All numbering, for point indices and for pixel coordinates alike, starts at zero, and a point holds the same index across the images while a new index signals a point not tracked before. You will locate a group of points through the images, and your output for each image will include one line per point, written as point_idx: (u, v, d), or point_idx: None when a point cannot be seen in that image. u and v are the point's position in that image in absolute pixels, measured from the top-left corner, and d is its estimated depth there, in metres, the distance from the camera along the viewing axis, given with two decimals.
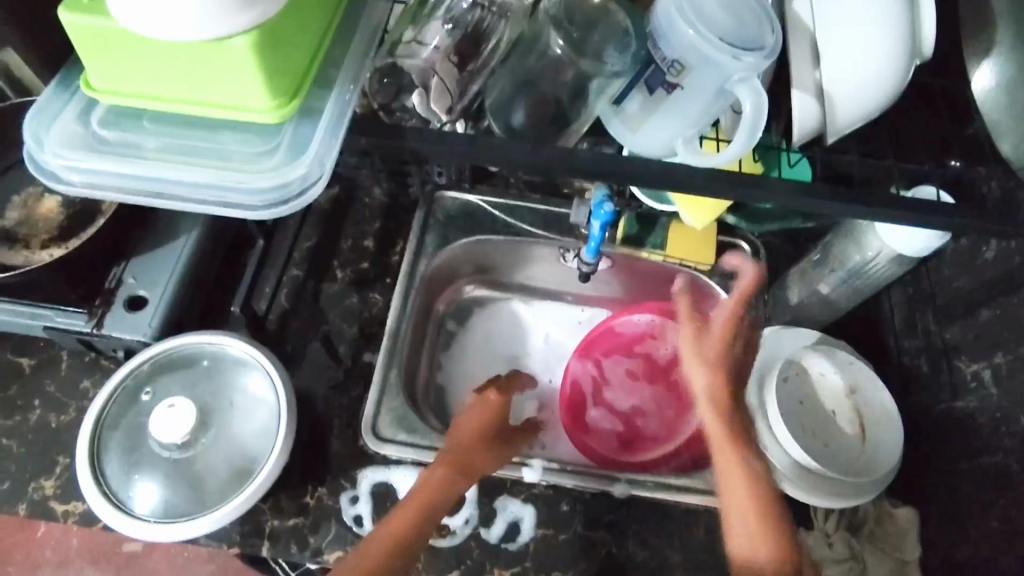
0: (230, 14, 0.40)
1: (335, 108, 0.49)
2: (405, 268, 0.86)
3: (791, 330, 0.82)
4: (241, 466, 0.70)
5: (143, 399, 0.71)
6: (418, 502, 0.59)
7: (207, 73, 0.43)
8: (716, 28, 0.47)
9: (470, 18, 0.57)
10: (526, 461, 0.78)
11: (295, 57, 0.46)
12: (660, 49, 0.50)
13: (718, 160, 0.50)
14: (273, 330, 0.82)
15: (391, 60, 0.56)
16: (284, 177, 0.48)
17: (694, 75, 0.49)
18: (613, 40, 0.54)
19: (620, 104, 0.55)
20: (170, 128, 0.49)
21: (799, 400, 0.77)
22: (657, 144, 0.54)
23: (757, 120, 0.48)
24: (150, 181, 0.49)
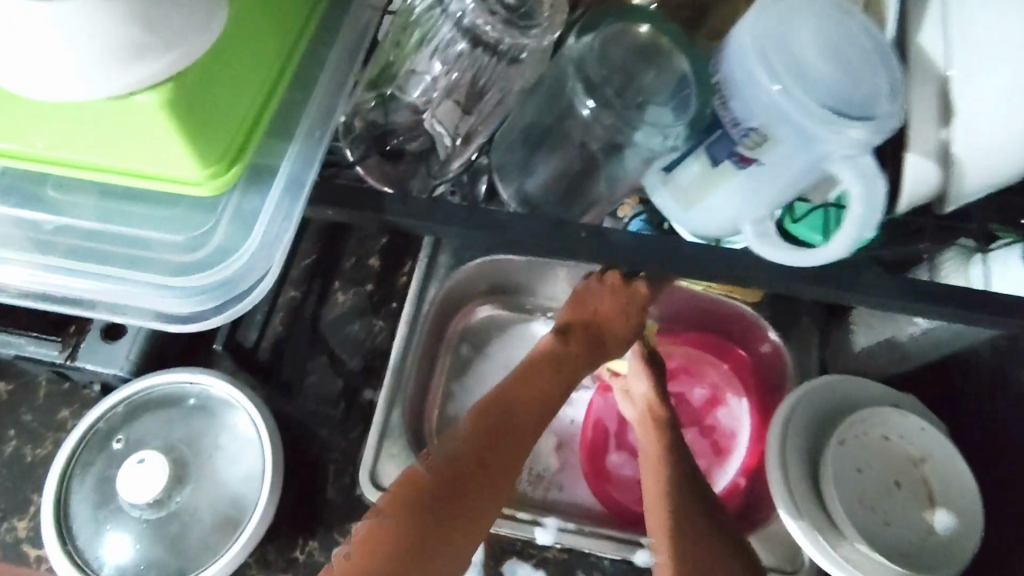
0: (130, 62, 0.31)
1: (293, 171, 0.41)
2: (414, 290, 0.76)
3: (848, 383, 0.71)
4: (218, 522, 0.63)
5: (115, 446, 0.65)
6: (420, 501, 0.48)
7: (117, 135, 0.35)
8: (813, 83, 0.36)
9: (469, 64, 0.45)
10: (540, 519, 0.70)
11: (231, 112, 0.36)
12: (731, 111, 0.39)
13: (815, 259, 0.40)
14: (265, 361, 0.74)
15: (378, 92, 0.47)
16: (221, 274, 0.40)
17: (780, 150, 0.39)
18: (670, 86, 0.44)
19: (670, 173, 0.45)
20: (80, 203, 0.41)
21: (857, 468, 0.67)
22: (718, 219, 0.44)
23: (865, 207, 0.38)
24: (57, 278, 0.41)
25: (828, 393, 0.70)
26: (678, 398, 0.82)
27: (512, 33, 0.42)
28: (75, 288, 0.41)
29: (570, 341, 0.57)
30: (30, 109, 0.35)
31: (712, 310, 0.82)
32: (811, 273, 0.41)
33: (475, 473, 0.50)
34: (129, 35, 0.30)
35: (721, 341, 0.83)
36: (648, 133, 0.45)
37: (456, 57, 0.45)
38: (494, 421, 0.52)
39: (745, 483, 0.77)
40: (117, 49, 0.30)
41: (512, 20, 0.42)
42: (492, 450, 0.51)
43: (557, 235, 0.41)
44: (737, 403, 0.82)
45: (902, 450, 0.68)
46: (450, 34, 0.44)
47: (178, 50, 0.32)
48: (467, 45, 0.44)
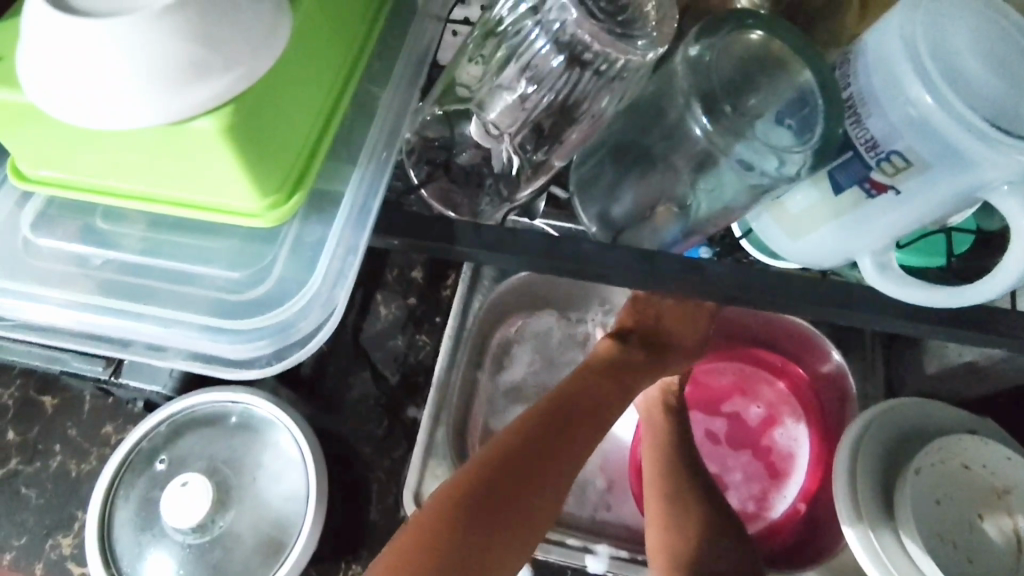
0: (188, 83, 0.28)
1: (359, 197, 0.39)
2: (458, 305, 0.74)
3: (921, 406, 0.66)
4: (262, 545, 0.61)
5: (158, 467, 0.63)
6: (462, 504, 0.45)
7: (173, 165, 0.32)
8: (968, 91, 0.32)
9: (563, 82, 0.39)
10: (591, 547, 0.67)
11: (290, 138, 0.34)
12: (865, 128, 0.36)
13: (916, 296, 0.37)
14: (309, 376, 0.72)
15: (441, 109, 0.43)
16: (277, 314, 0.38)
17: (921, 176, 0.35)
18: (781, 103, 0.38)
19: (781, 199, 0.41)
20: (132, 236, 0.40)
21: (935, 499, 0.61)
22: (827, 252, 0.41)
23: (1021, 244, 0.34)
24: (95, 315, 0.38)
25: (900, 414, 0.65)
26: (731, 417, 0.78)
27: (603, 40, 0.36)
28: (114, 328, 0.38)
29: (631, 349, 0.58)
30: (76, 138, 0.33)
31: (766, 327, 0.79)
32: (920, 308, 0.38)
33: (529, 475, 0.48)
34: (186, 56, 0.28)
35: (778, 357, 0.79)
36: (755, 151, 0.37)
37: (551, 74, 0.39)
38: (559, 418, 0.51)
39: (805, 509, 0.73)
40: (175, 71, 0.28)
41: (610, 27, 0.36)
42: (549, 453, 0.49)
43: (630, 259, 0.37)
44: (794, 423, 0.77)
45: (984, 481, 0.62)
46: (541, 45, 0.39)
47: (240, 69, 0.29)
48: (564, 59, 0.38)
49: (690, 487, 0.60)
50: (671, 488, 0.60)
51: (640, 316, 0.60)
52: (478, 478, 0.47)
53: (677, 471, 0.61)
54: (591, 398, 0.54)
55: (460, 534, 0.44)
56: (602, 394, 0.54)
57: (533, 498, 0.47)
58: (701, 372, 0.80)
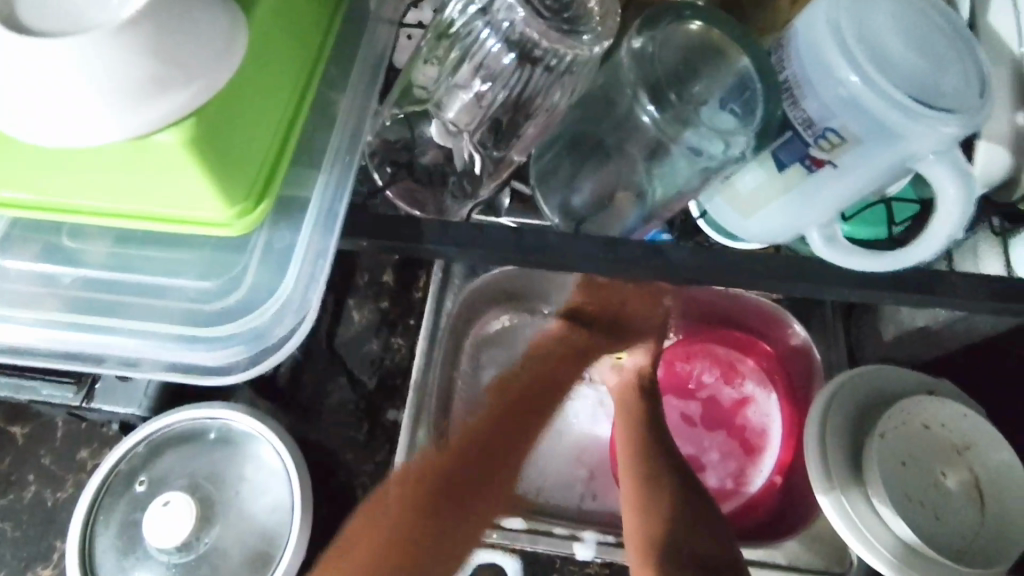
0: (150, 97, 0.29)
1: (324, 202, 0.39)
2: (431, 306, 0.74)
3: (885, 371, 0.69)
4: (252, 558, 0.61)
5: (138, 488, 0.63)
6: (432, 488, 0.53)
7: (138, 179, 0.32)
8: (892, 69, 0.34)
9: (514, 78, 0.41)
10: (578, 535, 0.68)
11: (253, 145, 0.34)
12: (801, 108, 0.38)
13: (869, 263, 0.39)
14: (286, 387, 0.72)
15: (401, 111, 0.45)
16: (248, 321, 0.38)
17: (859, 151, 0.37)
18: (723, 89, 0.40)
19: (732, 178, 0.43)
20: (102, 254, 0.39)
21: (901, 461, 0.64)
22: (778, 228, 0.43)
23: (954, 206, 0.36)
24: (68, 334, 0.38)
25: (863, 380, 0.68)
26: (707, 399, 0.80)
27: (558, 40, 0.37)
28: (89, 344, 0.39)
29: (574, 327, 0.68)
30: (39, 158, 0.33)
31: (731, 308, 0.81)
32: (874, 281, 0.40)
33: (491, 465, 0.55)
34: (145, 70, 0.28)
35: (746, 338, 0.81)
36: (702, 137, 0.39)
37: (501, 72, 0.40)
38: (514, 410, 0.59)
39: (781, 481, 0.75)
40: (136, 87, 0.28)
41: (557, 24, 0.37)
42: (513, 441, 0.57)
43: (595, 248, 0.39)
44: (765, 401, 0.79)
45: (946, 438, 0.65)
46: (494, 45, 0.40)
47: (200, 81, 0.30)
48: (515, 57, 0.40)
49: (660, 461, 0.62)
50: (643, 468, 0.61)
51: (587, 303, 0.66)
52: (444, 469, 0.55)
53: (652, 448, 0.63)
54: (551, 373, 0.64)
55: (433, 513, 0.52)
56: (560, 366, 0.65)
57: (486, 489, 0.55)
58: (674, 358, 0.81)
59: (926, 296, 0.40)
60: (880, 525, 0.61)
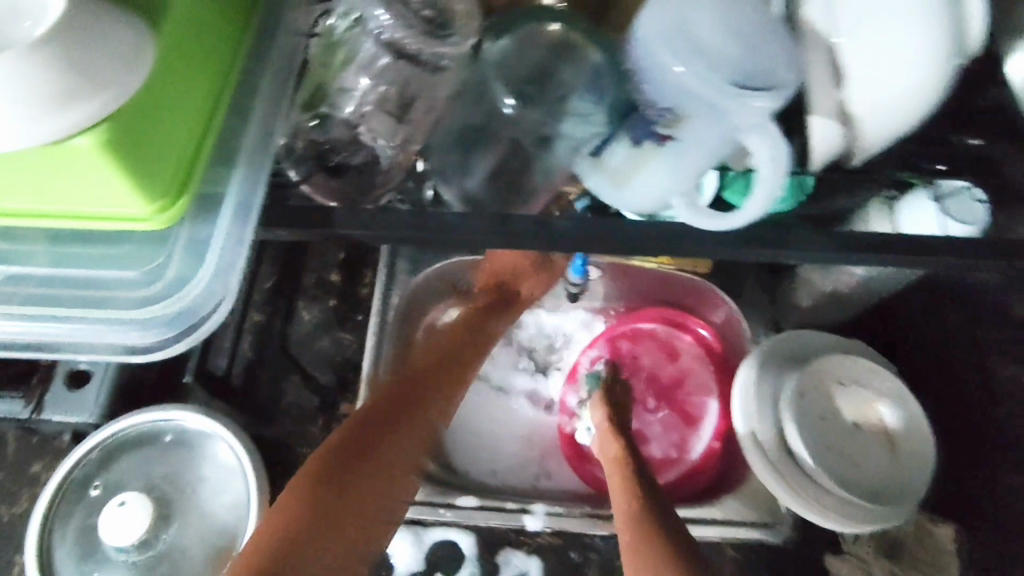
0: (61, 108, 0.29)
1: (239, 193, 0.39)
2: (378, 300, 0.78)
3: (801, 336, 0.74)
4: (213, 553, 0.63)
5: (93, 493, 0.64)
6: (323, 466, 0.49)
7: (56, 180, 0.33)
8: (712, 54, 0.35)
9: (397, 74, 0.44)
10: (528, 507, 0.72)
11: (171, 145, 0.35)
12: (649, 96, 0.39)
13: (731, 222, 0.38)
14: (239, 388, 0.74)
15: (305, 105, 0.44)
16: (177, 304, 0.39)
17: (694, 126, 0.38)
18: (587, 80, 0.44)
19: (600, 156, 0.43)
20: (31, 254, 0.40)
21: (820, 415, 0.70)
22: (648, 199, 0.42)
23: (777, 169, 0.36)
24: (10, 324, 0.40)
25: (783, 345, 0.73)
26: (648, 378, 0.85)
27: (430, 42, 0.43)
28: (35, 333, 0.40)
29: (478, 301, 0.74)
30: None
31: (666, 288, 0.86)
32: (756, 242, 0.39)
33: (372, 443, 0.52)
34: (57, 79, 0.29)
35: (681, 315, 0.86)
36: (575, 123, 0.44)
37: (381, 70, 0.43)
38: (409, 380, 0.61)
39: (720, 446, 0.80)
40: (47, 96, 0.29)
41: None
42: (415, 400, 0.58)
43: None
44: (702, 373, 0.85)
45: (857, 394, 0.71)
46: (371, 49, 0.43)
47: (109, 91, 0.30)
48: (392, 58, 0.43)
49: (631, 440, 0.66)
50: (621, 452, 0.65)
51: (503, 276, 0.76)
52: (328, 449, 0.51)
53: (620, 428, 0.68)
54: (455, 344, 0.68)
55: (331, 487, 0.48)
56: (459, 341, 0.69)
57: (380, 452, 0.52)
58: (617, 339, 0.86)
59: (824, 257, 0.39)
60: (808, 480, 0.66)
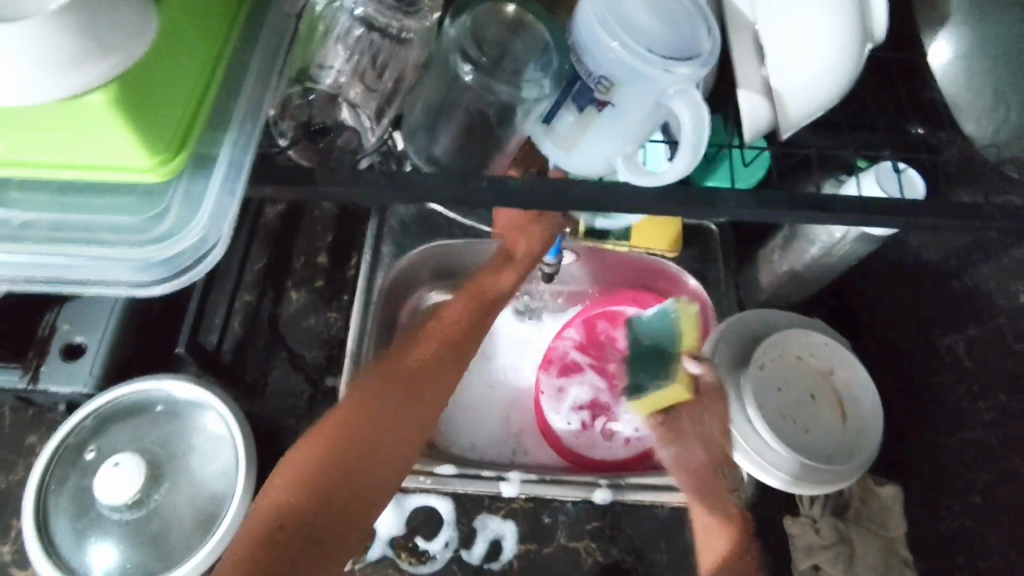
0: (73, 69, 0.33)
1: (231, 155, 0.42)
2: (363, 280, 0.82)
3: (760, 315, 0.78)
4: (203, 515, 0.66)
5: (88, 457, 0.67)
6: (320, 447, 0.53)
7: (65, 133, 0.36)
8: (641, 33, 0.39)
9: (368, 46, 0.50)
10: (504, 475, 0.75)
11: (168, 103, 0.38)
12: (585, 64, 0.42)
13: (660, 180, 0.42)
14: (228, 362, 0.77)
15: (300, 87, 0.49)
16: (176, 249, 0.41)
17: (627, 93, 0.41)
18: (535, 55, 0.46)
19: (549, 125, 0.46)
20: (43, 199, 0.41)
21: (778, 386, 0.73)
22: (597, 163, 0.46)
23: (700, 135, 0.40)
24: (25, 261, 0.42)
25: (744, 323, 0.77)
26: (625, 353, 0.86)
27: (397, 17, 0.49)
28: (49, 270, 0.42)
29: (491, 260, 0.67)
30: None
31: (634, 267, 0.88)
32: (710, 198, 0.42)
33: (366, 425, 0.55)
34: (72, 40, 0.33)
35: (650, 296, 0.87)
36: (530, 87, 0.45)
37: (355, 42, 0.50)
38: (392, 376, 0.59)
39: None
40: (64, 57, 0.33)
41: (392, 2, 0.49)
42: (411, 386, 0.59)
43: None
44: None
45: (814, 367, 0.75)
46: (347, 24, 0.50)
47: (118, 53, 0.34)
48: (365, 30, 0.49)
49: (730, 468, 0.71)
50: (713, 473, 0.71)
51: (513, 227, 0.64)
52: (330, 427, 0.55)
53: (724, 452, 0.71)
54: (459, 317, 0.64)
55: (323, 468, 0.52)
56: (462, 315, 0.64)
57: (365, 450, 0.54)
58: (590, 317, 0.87)
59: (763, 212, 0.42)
60: (780, 455, 0.69)
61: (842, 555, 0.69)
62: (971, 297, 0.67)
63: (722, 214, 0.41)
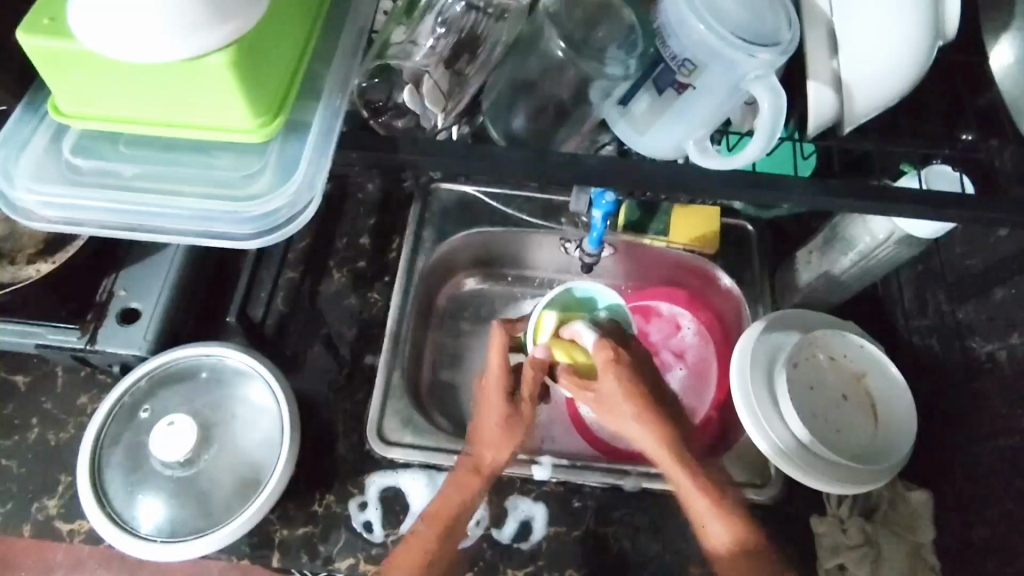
0: (201, 31, 0.35)
1: (322, 122, 0.44)
2: (404, 263, 0.84)
3: (799, 314, 0.78)
4: (248, 478, 0.68)
5: (143, 416, 0.70)
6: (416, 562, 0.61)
7: (183, 94, 0.38)
8: (728, 18, 0.41)
9: (466, 22, 0.51)
10: (536, 459, 0.77)
11: (274, 70, 0.40)
12: (669, 47, 0.44)
13: (731, 164, 0.43)
14: (271, 336, 0.80)
15: (380, 61, 0.49)
16: (270, 206, 0.43)
17: (708, 76, 0.43)
18: (617, 38, 0.49)
19: (626, 104, 0.48)
20: (147, 153, 0.44)
21: (809, 386, 0.75)
22: (668, 145, 0.47)
23: (780, 118, 0.41)
24: (125, 211, 0.44)
25: (784, 321, 0.77)
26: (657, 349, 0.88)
27: None
28: (146, 220, 0.44)
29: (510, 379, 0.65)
30: (105, 74, 0.38)
31: (664, 266, 0.89)
32: (771, 186, 0.43)
33: (444, 540, 0.62)
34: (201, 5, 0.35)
35: (680, 295, 0.89)
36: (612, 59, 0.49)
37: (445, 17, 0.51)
38: (430, 521, 0.63)
39: (717, 415, 0.83)
40: (191, 19, 0.35)
41: None
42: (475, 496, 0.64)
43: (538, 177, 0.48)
44: (700, 349, 0.88)
45: (847, 368, 0.76)
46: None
47: (238, 19, 0.36)
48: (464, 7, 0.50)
49: (660, 412, 0.60)
50: (660, 435, 0.59)
51: (500, 377, 0.64)
52: (422, 540, 0.62)
53: (647, 403, 0.60)
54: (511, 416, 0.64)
55: None
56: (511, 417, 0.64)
57: None
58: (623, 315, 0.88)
59: (814, 203, 0.43)
60: (814, 456, 0.69)
61: (869, 556, 0.69)
62: (1012, 305, 0.67)
63: (786, 201, 0.43)
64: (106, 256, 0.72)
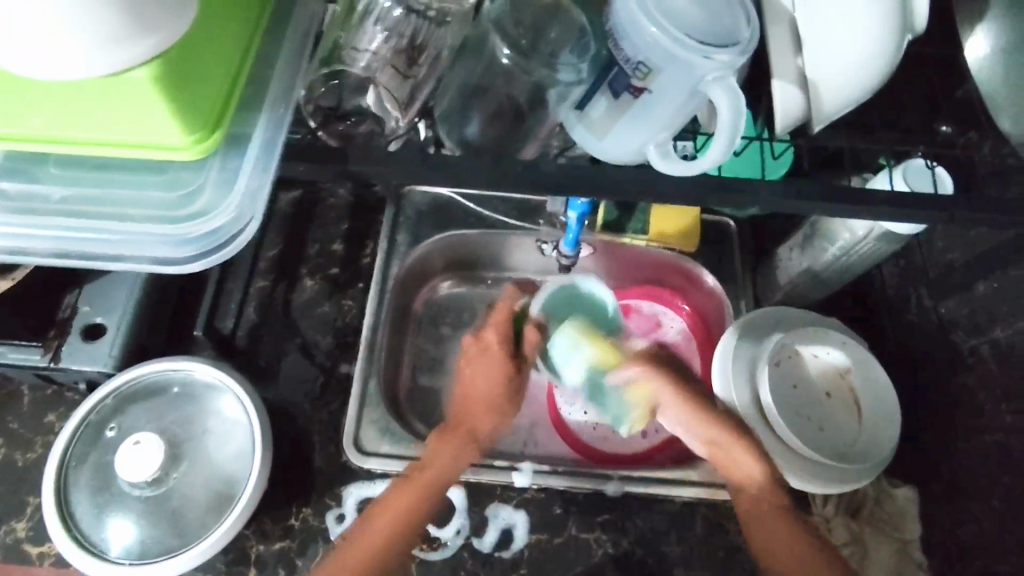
0: (121, 43, 0.33)
1: (264, 136, 0.42)
2: (379, 269, 0.82)
3: (781, 312, 0.77)
4: (218, 493, 0.67)
5: (108, 435, 0.68)
6: (369, 541, 0.55)
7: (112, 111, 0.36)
8: (682, 20, 0.40)
9: (407, 27, 0.50)
10: (516, 465, 0.75)
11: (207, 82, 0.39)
12: (622, 50, 0.42)
13: (697, 167, 0.42)
14: (243, 347, 0.78)
15: (328, 67, 0.49)
16: (208, 226, 0.41)
17: (664, 79, 0.41)
18: (569, 43, 0.48)
19: (582, 109, 0.47)
20: (78, 175, 0.42)
21: (793, 384, 0.73)
22: (625, 151, 0.45)
23: (739, 122, 0.40)
24: (62, 236, 0.43)
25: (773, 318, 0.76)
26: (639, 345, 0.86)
27: None
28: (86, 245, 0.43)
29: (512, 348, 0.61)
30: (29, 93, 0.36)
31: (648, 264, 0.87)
32: (737, 190, 0.41)
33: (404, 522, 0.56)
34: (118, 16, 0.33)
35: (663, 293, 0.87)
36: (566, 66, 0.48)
37: (393, 22, 0.50)
38: (410, 482, 0.57)
39: None
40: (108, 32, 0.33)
41: None
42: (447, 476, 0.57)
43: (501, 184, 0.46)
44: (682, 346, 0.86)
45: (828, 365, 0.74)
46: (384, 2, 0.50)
47: (161, 31, 0.34)
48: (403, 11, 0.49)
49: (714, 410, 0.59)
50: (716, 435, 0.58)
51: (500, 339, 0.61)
52: (384, 520, 0.56)
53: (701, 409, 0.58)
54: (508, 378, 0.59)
55: None
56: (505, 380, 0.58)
57: None
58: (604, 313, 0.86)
59: (783, 205, 0.42)
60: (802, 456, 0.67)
61: (855, 555, 0.69)
62: (994, 299, 0.66)
63: (753, 204, 0.42)
64: (66, 271, 0.70)
